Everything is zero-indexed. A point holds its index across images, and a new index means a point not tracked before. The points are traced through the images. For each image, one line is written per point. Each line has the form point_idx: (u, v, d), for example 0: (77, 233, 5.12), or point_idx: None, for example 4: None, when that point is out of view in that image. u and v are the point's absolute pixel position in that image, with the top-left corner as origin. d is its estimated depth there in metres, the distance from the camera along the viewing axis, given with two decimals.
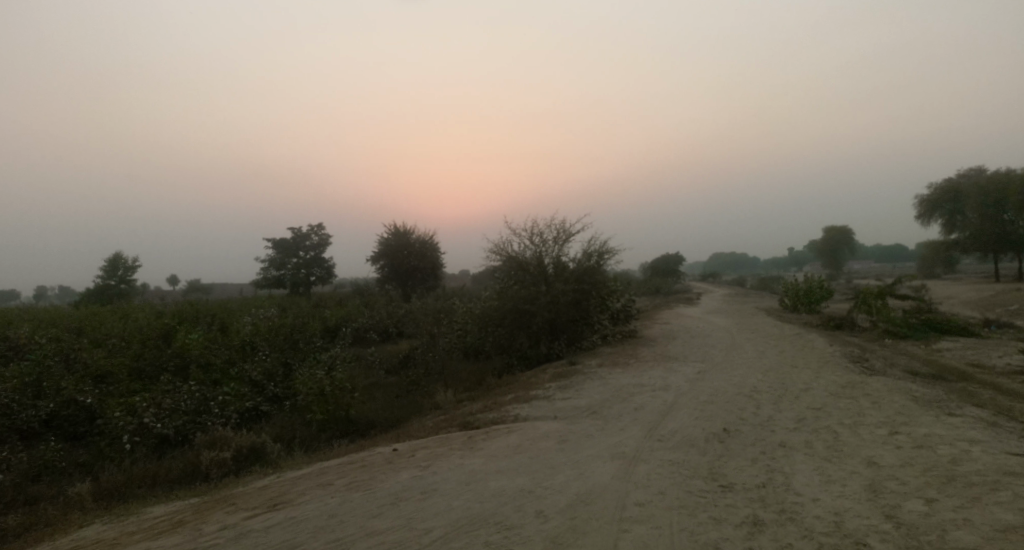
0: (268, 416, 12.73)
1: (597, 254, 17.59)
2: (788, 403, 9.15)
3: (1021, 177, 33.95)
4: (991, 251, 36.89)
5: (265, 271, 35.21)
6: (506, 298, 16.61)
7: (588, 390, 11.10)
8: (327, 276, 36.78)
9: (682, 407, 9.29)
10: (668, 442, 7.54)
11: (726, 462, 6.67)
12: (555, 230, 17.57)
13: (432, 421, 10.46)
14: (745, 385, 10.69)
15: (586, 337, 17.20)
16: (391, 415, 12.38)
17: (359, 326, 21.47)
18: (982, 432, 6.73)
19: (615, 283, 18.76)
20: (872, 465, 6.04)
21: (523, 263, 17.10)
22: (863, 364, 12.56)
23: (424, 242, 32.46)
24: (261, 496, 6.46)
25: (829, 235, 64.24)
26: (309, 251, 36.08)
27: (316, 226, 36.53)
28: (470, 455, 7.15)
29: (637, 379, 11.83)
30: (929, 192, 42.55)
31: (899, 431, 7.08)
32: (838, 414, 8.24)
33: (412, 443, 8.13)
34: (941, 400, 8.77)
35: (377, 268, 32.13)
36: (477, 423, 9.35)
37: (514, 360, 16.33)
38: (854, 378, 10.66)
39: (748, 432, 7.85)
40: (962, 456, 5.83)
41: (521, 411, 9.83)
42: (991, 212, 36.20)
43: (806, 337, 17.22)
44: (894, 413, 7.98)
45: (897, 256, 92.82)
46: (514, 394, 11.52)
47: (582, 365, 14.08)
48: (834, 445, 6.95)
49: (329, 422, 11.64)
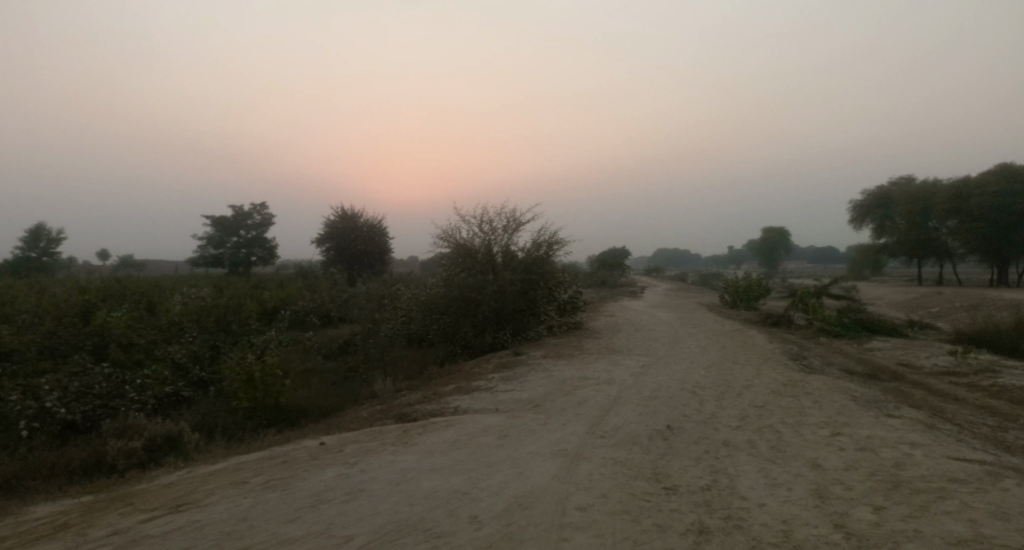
0: (189, 402, 11.85)
1: (547, 244, 17.27)
2: (731, 400, 9.06)
3: (947, 187, 35.67)
4: (917, 255, 38.65)
5: (201, 249, 33.43)
6: (452, 286, 16.10)
7: (532, 383, 10.77)
8: (268, 256, 35.27)
9: (626, 403, 9.07)
10: (611, 440, 7.27)
11: (669, 461, 6.45)
12: (504, 218, 17.13)
13: (366, 412, 9.90)
14: (689, 381, 10.58)
15: (532, 328, 16.91)
16: (324, 405, 11.72)
17: (298, 309, 20.50)
18: (922, 434, 6.73)
19: (563, 274, 18.50)
20: (816, 468, 5.92)
21: (472, 251, 16.57)
22: (802, 362, 12.71)
23: (372, 225, 31.41)
24: (163, 496, 5.81)
25: (767, 235, 66.34)
26: (250, 230, 34.48)
27: (258, 204, 34.93)
28: (404, 451, 6.67)
29: (582, 372, 11.58)
30: (862, 197, 44.31)
31: (841, 432, 7.03)
32: (780, 413, 8.18)
33: (341, 437, 7.58)
34: (879, 401, 8.83)
35: (321, 251, 30.93)
36: (414, 416, 8.86)
37: (457, 349, 15.87)
38: (795, 376, 10.71)
39: (692, 429, 7.67)
40: (906, 460, 5.76)
41: (461, 403, 9.39)
42: (919, 219, 37.94)
43: (747, 334, 17.43)
44: (835, 413, 7.96)
45: (829, 258, 96.90)
46: (456, 384, 11.07)
47: (527, 356, 13.77)
48: (777, 445, 6.83)
49: (256, 411, 10.89)
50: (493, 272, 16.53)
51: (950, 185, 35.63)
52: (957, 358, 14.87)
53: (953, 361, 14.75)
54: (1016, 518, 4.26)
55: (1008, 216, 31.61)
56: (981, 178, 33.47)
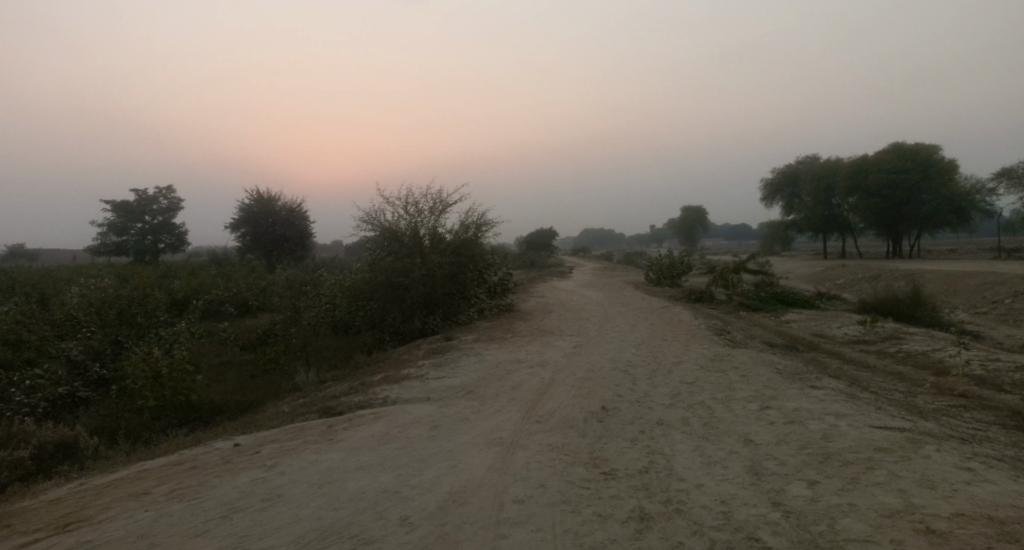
0: (88, 403, 10.78)
1: (475, 226, 16.91)
2: (661, 378, 9.10)
3: (847, 165, 37.95)
4: (822, 231, 41.04)
5: (102, 237, 30.83)
6: (379, 270, 15.50)
7: (463, 368, 10.46)
8: (178, 244, 33.01)
9: (560, 385, 8.94)
10: (546, 425, 7.09)
11: (606, 445, 6.33)
12: (430, 199, 16.60)
13: (288, 407, 9.30)
14: (620, 360, 10.57)
15: (462, 312, 16.60)
16: (242, 401, 10.98)
17: (213, 299, 19.23)
18: (845, 405, 6.95)
19: (492, 256, 18.22)
20: (749, 444, 5.98)
21: (397, 234, 15.96)
22: (727, 336, 13.05)
23: (291, 209, 29.95)
24: (48, 515, 5.12)
25: (686, 214, 68.64)
26: (157, 215, 32.14)
27: (165, 188, 32.63)
28: (328, 449, 6.22)
29: (515, 355, 11.37)
30: (772, 176, 46.53)
31: (769, 406, 7.15)
32: (711, 389, 8.28)
33: (259, 436, 7.02)
34: (801, 373, 9.11)
35: (236, 237, 29.21)
36: (339, 409, 8.37)
37: (386, 336, 15.36)
38: (722, 351, 10.92)
39: (627, 409, 7.61)
40: (833, 432, 5.90)
41: (390, 393, 8.97)
42: (822, 196, 40.23)
43: (673, 310, 17.83)
44: (761, 386, 8.14)
45: (742, 235, 101.83)
46: (384, 373, 10.62)
47: (459, 341, 13.47)
48: (710, 422, 6.87)
49: (165, 410, 10.04)
50: (420, 255, 16.02)
51: (850, 164, 37.93)
52: (865, 327, 15.75)
53: (862, 330, 15.61)
54: (941, 486, 4.38)
55: (901, 192, 33.92)
56: (877, 157, 35.82)
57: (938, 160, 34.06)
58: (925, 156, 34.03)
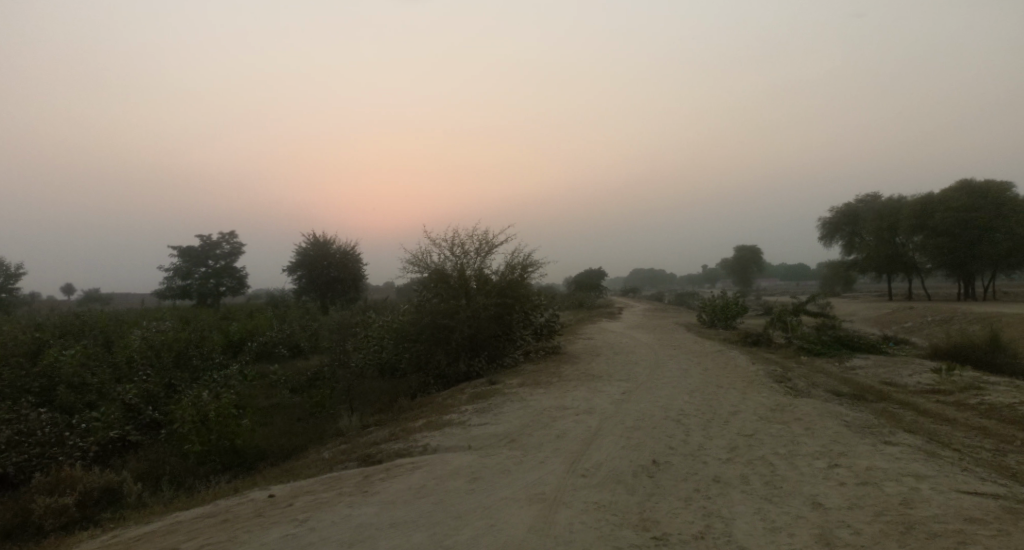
0: (137, 447, 10.92)
1: (521, 267, 16.71)
2: (717, 429, 8.52)
3: (911, 203, 36.27)
4: (886, 271, 39.08)
5: (168, 280, 32.15)
6: (424, 312, 15.44)
7: (507, 414, 10.12)
8: (238, 286, 33.99)
9: (607, 435, 8.50)
10: (593, 479, 6.67)
11: (657, 504, 5.86)
12: (476, 240, 16.55)
13: (329, 453, 9.16)
14: (672, 408, 10.03)
15: (508, 354, 16.29)
16: (286, 445, 10.95)
17: (266, 340, 19.56)
18: (925, 464, 6.28)
19: (539, 296, 17.95)
20: (818, 507, 5.41)
21: (444, 275, 15.90)
22: (787, 384, 12.28)
23: (345, 252, 30.61)
24: None
25: (739, 253, 67.00)
26: (219, 259, 33.45)
27: (227, 233, 34.04)
28: (362, 502, 5.97)
29: (561, 401, 10.97)
30: (830, 215, 44.96)
31: (838, 464, 6.53)
32: (772, 442, 7.67)
33: (295, 486, 6.85)
34: (873, 425, 8.38)
35: (292, 279, 29.97)
36: (379, 457, 8.16)
37: (431, 379, 15.18)
38: (782, 400, 10.22)
39: (680, 463, 7.11)
40: (915, 497, 5.29)
41: (431, 441, 8.72)
42: (886, 235, 38.47)
43: (728, 354, 17.07)
44: (828, 441, 7.49)
45: (799, 274, 98.77)
46: (426, 418, 10.40)
47: (503, 385, 13.16)
48: (772, 480, 6.31)
49: (210, 455, 10.07)
50: (466, 296, 15.90)
51: (914, 202, 36.26)
52: (939, 375, 14.60)
53: (936, 378, 14.46)
54: None
55: (972, 230, 32.05)
56: (945, 194, 34.12)
57: (1012, 197, 32.16)
58: (997, 194, 32.27)
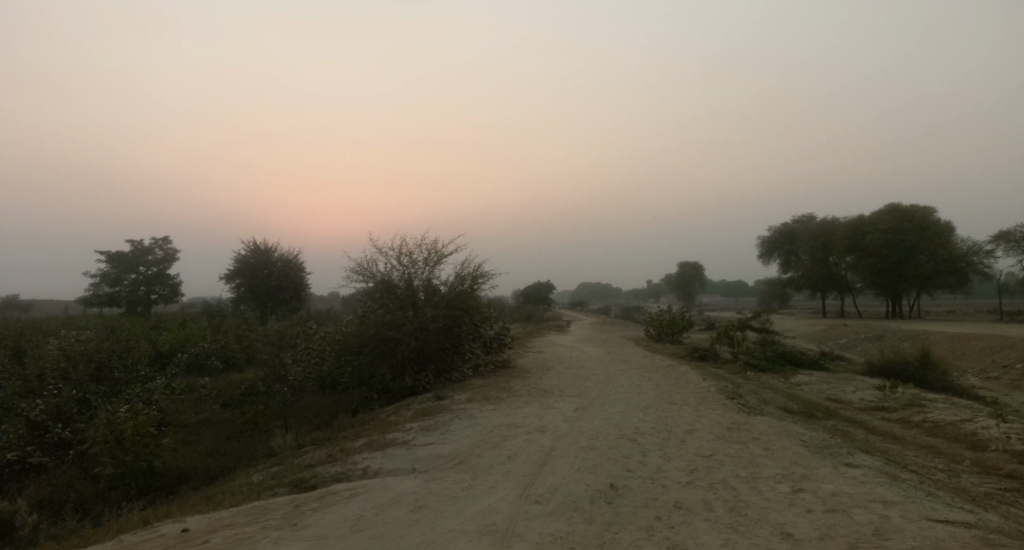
0: (40, 470, 9.75)
1: (471, 277, 16.17)
2: (674, 449, 8.18)
3: (844, 225, 37.71)
4: (821, 289, 40.43)
5: (95, 287, 30.01)
6: (369, 323, 14.65)
7: (455, 433, 9.53)
8: (171, 294, 32.09)
9: (562, 456, 8.04)
10: (548, 506, 6.17)
11: (617, 535, 5.42)
12: (425, 249, 15.91)
13: (258, 477, 8.34)
14: (626, 427, 9.65)
15: (456, 368, 15.72)
16: (212, 466, 10.02)
17: (198, 351, 18.29)
18: (890, 489, 6.08)
19: (488, 309, 17.42)
20: (787, 538, 5.08)
21: (390, 285, 15.16)
22: (739, 401, 12.15)
23: (288, 260, 29.32)
24: None
25: (683, 270, 68.33)
26: (151, 266, 31.54)
27: (161, 238, 32.15)
28: (290, 538, 5.28)
29: (511, 418, 10.46)
30: (769, 234, 46.30)
31: (802, 488, 6.26)
32: (731, 464, 7.38)
33: (214, 518, 6.07)
34: (830, 445, 8.21)
35: (230, 288, 28.46)
36: (313, 482, 7.44)
37: (374, 394, 14.41)
38: (737, 418, 10.00)
39: (639, 488, 6.71)
40: (886, 527, 5.05)
41: (372, 464, 8.02)
42: (821, 254, 39.82)
43: (678, 369, 16.95)
44: (788, 463, 7.24)
45: (738, 291, 101.99)
46: (368, 437, 9.69)
47: (451, 401, 12.55)
48: (736, 506, 5.98)
49: (124, 478, 9.06)
50: (413, 308, 15.22)
51: (847, 224, 37.72)
52: (882, 392, 14.83)
53: (879, 395, 14.68)
54: None
55: (900, 251, 33.46)
56: (875, 217, 35.62)
57: (935, 222, 33.85)
58: (921, 217, 33.89)
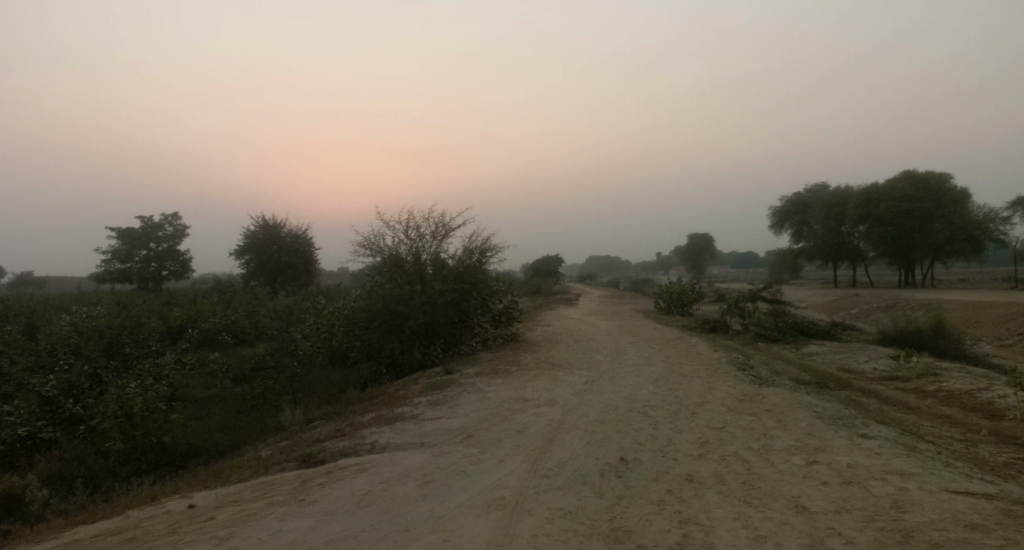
0: (52, 446, 9.81)
1: (479, 251, 16.00)
2: (685, 422, 8.06)
3: (857, 194, 37.06)
4: (833, 259, 39.95)
5: (106, 264, 30.10)
6: (377, 298, 14.57)
7: (463, 407, 9.46)
8: (182, 271, 32.20)
9: (571, 429, 7.95)
10: (557, 480, 6.09)
11: (628, 509, 5.33)
12: (432, 223, 15.72)
13: (267, 452, 8.32)
14: (637, 399, 9.55)
15: (465, 342, 15.68)
16: (221, 441, 10.05)
17: (209, 327, 18.35)
18: (907, 460, 5.95)
19: (497, 282, 17.28)
20: (802, 512, 4.96)
21: (397, 259, 15.03)
22: (750, 372, 12.01)
23: (297, 236, 29.25)
24: None
25: (693, 241, 67.78)
26: (161, 242, 31.58)
27: (170, 214, 32.12)
28: (296, 513, 5.23)
29: (520, 392, 10.39)
30: (780, 204, 45.66)
31: (816, 460, 6.13)
32: (743, 436, 7.26)
33: (221, 493, 6.03)
34: (844, 416, 8.07)
35: (240, 264, 28.48)
36: (321, 457, 7.40)
37: (383, 368, 14.39)
38: (749, 390, 9.86)
39: (650, 461, 6.61)
40: (904, 499, 4.92)
41: (380, 438, 7.98)
42: (833, 223, 39.24)
43: (688, 341, 16.81)
44: (802, 434, 7.11)
45: (748, 262, 101.40)
46: (377, 412, 9.65)
47: (460, 375, 12.50)
48: (749, 479, 5.87)
49: (134, 453, 9.09)
50: (421, 282, 15.10)
51: (860, 192, 37.05)
52: (897, 362, 14.62)
53: (893, 365, 14.48)
54: None
55: (913, 220, 32.88)
56: (889, 185, 34.95)
57: (950, 189, 33.16)
58: (937, 185, 33.19)
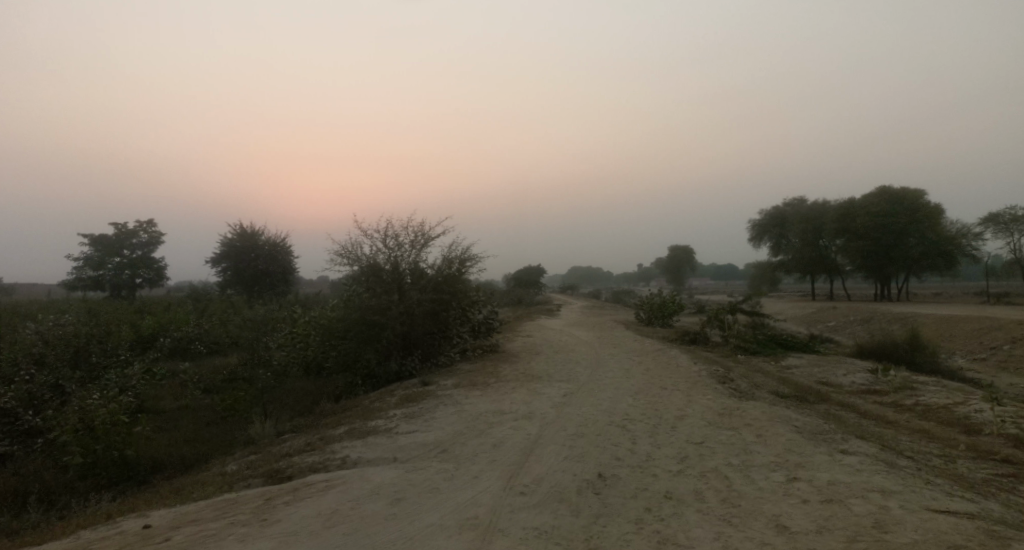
0: (7, 460, 9.36)
1: (459, 261, 15.81)
2: (665, 437, 7.91)
3: (834, 208, 37.57)
4: (811, 272, 40.38)
5: (78, 271, 29.34)
6: (354, 308, 14.26)
7: (439, 420, 9.24)
8: (156, 278, 31.51)
9: (548, 443, 7.77)
10: (533, 498, 5.90)
11: (606, 528, 5.15)
12: (412, 232, 15.50)
13: (234, 467, 8.02)
14: (616, 413, 9.40)
15: (444, 353, 15.43)
16: (188, 454, 9.67)
17: (182, 336, 17.89)
18: (888, 478, 5.85)
19: (477, 293, 17.07)
20: (782, 532, 4.82)
21: (376, 268, 14.78)
22: (730, 385, 11.94)
23: (275, 244, 28.77)
24: None
25: (673, 253, 68.23)
26: (136, 249, 30.89)
27: (145, 221, 31.46)
28: (257, 535, 4.96)
29: (498, 405, 10.19)
30: (759, 217, 46.12)
31: (797, 477, 6.02)
32: (723, 451, 7.14)
33: (179, 513, 5.74)
34: (824, 431, 7.99)
35: (216, 272, 27.91)
36: (289, 473, 7.13)
37: (359, 379, 14.07)
38: (729, 403, 9.76)
39: (628, 477, 6.44)
40: (886, 519, 4.80)
41: (352, 453, 7.72)
42: (811, 237, 39.71)
43: (669, 353, 16.74)
44: (782, 450, 7.00)
45: (727, 274, 102.44)
46: (349, 425, 9.37)
47: (437, 386, 12.25)
48: (729, 496, 5.73)
49: (94, 468, 8.69)
50: (399, 291, 14.85)
51: (837, 207, 37.55)
52: (874, 376, 14.66)
53: (871, 379, 14.52)
54: None
55: (889, 234, 33.34)
56: (865, 200, 35.46)
57: (924, 204, 33.71)
58: (911, 200, 33.71)
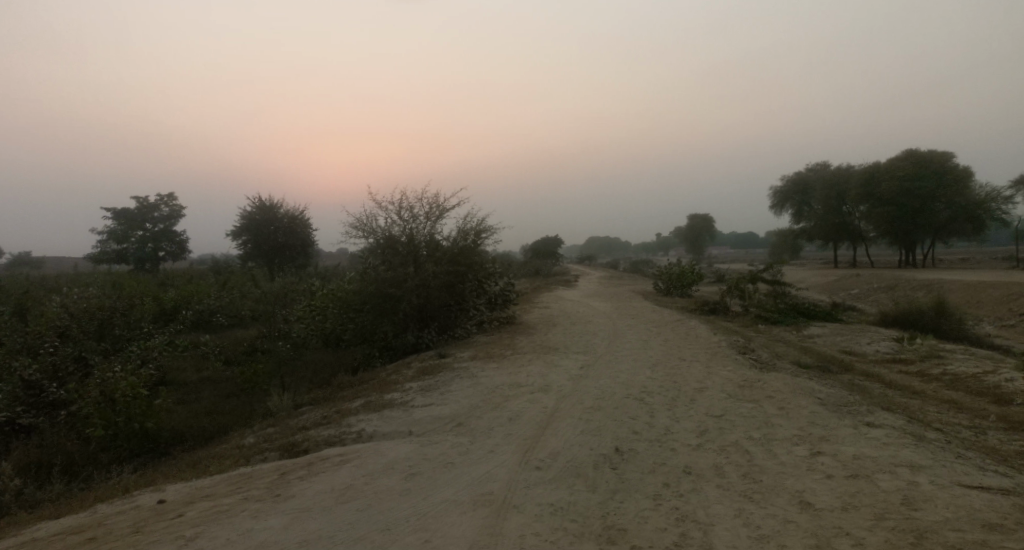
0: (33, 432, 9.53)
1: (474, 233, 15.63)
2: (684, 409, 7.76)
3: (859, 173, 36.61)
4: (834, 239, 39.57)
5: (102, 244, 29.69)
6: (370, 280, 14.19)
7: (455, 393, 9.18)
8: (178, 252, 31.80)
9: (565, 417, 7.67)
10: (549, 473, 5.80)
11: (623, 505, 5.03)
12: (426, 203, 15.31)
13: (251, 440, 8.05)
14: (633, 385, 9.25)
15: (460, 325, 15.37)
16: (208, 426, 9.76)
17: (203, 308, 18.03)
18: (917, 452, 5.66)
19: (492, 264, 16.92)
20: (806, 509, 4.67)
21: (391, 240, 14.65)
22: (750, 355, 11.72)
23: (294, 217, 28.75)
24: None
25: (693, 222, 67.29)
26: (157, 223, 31.12)
27: (166, 195, 31.64)
28: (270, 511, 4.93)
29: (514, 377, 10.10)
30: (782, 184, 45.11)
31: (821, 451, 5.84)
32: (744, 425, 6.97)
33: (196, 487, 5.75)
34: (849, 403, 7.78)
35: (236, 245, 28.04)
36: (305, 447, 7.12)
37: (377, 351, 14.09)
38: (750, 375, 9.56)
39: (646, 451, 6.32)
40: (915, 496, 4.63)
41: (367, 426, 7.70)
42: (834, 203, 38.81)
43: (688, 323, 16.51)
44: (805, 423, 6.82)
45: (747, 243, 101.10)
46: (366, 398, 9.36)
47: (454, 358, 12.22)
48: (751, 471, 5.57)
49: (116, 439, 8.80)
50: (415, 264, 14.74)
51: (862, 172, 36.55)
52: (900, 344, 14.31)
53: (896, 348, 14.19)
54: None
55: (914, 200, 32.41)
56: (891, 165, 34.44)
57: (953, 168, 32.62)
58: (939, 164, 32.62)
